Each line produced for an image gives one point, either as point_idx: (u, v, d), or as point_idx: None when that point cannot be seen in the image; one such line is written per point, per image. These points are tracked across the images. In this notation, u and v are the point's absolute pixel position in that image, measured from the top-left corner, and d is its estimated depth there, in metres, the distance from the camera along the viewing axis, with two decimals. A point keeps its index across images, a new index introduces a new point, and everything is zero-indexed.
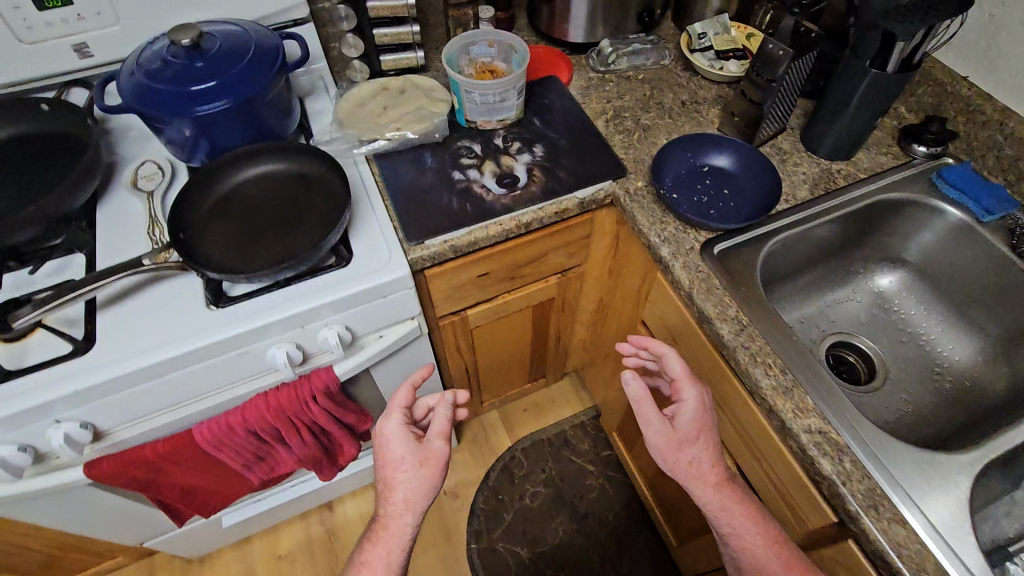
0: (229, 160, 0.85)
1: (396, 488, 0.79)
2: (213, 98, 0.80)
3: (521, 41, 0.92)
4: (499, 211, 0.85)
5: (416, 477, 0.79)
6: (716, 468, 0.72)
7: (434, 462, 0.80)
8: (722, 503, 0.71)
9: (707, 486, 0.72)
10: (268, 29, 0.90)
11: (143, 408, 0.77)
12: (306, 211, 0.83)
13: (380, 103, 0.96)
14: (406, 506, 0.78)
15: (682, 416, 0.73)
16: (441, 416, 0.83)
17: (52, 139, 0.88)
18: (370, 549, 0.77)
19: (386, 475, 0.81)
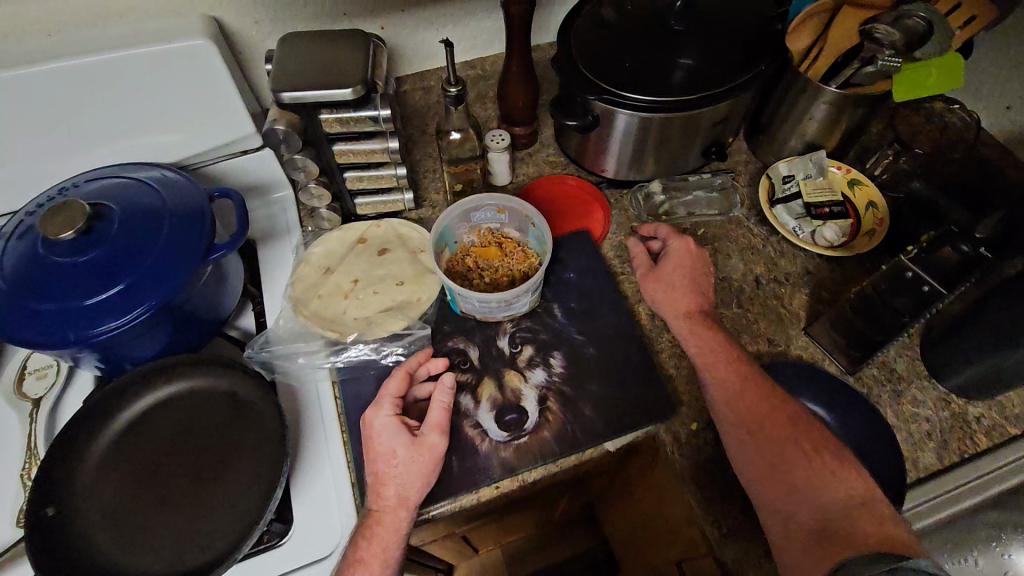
0: (130, 381, 0.62)
1: (387, 494, 0.56)
2: (96, 316, 0.57)
3: (538, 210, 0.67)
4: (494, 471, 0.61)
5: (413, 480, 0.56)
6: (763, 411, 0.58)
7: (431, 451, 0.57)
8: (774, 461, 0.55)
9: (677, 314, 0.67)
10: (198, 188, 0.66)
11: None
12: (231, 463, 0.61)
13: (349, 275, 0.73)
14: (403, 500, 0.56)
15: (669, 259, 0.71)
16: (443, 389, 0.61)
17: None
18: (354, 557, 0.54)
19: (372, 475, 0.57)
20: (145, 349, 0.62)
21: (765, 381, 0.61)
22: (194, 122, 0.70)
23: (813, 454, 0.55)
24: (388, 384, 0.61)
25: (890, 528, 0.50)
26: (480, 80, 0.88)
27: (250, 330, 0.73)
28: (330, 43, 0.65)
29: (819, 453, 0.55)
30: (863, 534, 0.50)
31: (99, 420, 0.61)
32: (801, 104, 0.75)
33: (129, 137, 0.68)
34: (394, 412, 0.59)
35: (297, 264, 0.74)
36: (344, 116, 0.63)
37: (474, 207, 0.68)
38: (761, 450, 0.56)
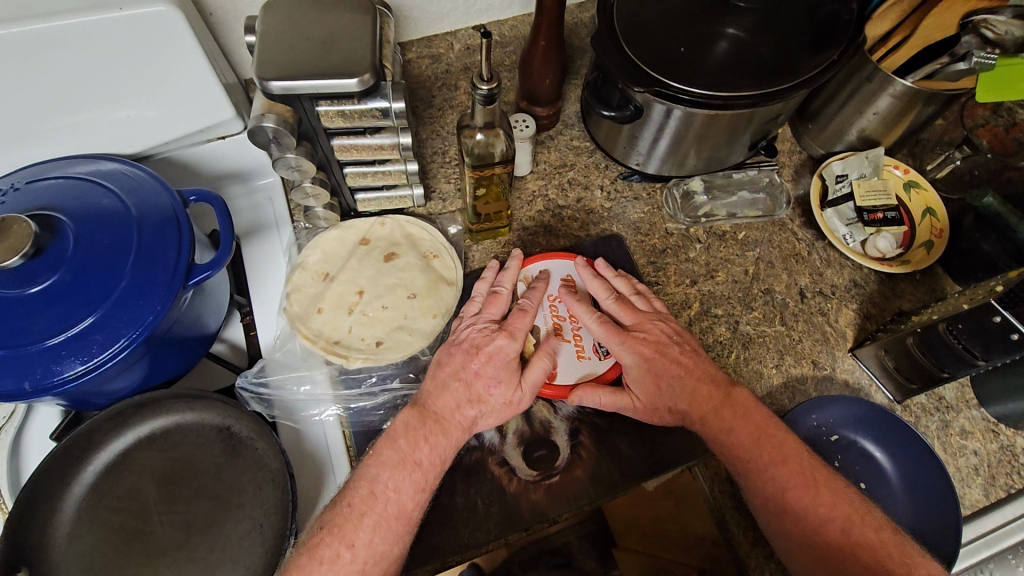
0: (104, 419, 0.54)
1: (467, 415, 0.55)
2: (61, 359, 0.48)
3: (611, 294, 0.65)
4: (524, 515, 0.56)
5: (491, 414, 0.55)
6: (704, 399, 0.56)
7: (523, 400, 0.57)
8: (736, 443, 0.54)
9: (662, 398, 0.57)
10: (173, 193, 0.55)
11: None
12: (226, 514, 0.54)
13: (351, 285, 0.64)
14: (471, 424, 0.55)
15: (645, 382, 0.57)
16: (570, 330, 0.63)
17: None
18: (409, 459, 0.51)
19: (460, 391, 0.55)
20: (123, 384, 0.54)
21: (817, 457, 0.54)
22: (160, 105, 0.57)
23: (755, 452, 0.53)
24: (523, 319, 0.59)
25: (861, 529, 0.49)
26: (496, 46, 0.76)
27: (238, 343, 0.64)
28: (325, 12, 0.53)
29: (774, 443, 0.53)
30: (832, 536, 0.50)
31: (72, 463, 0.53)
32: (864, 97, 0.67)
33: (78, 123, 0.56)
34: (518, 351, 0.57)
35: (291, 270, 0.65)
36: (347, 109, 0.52)
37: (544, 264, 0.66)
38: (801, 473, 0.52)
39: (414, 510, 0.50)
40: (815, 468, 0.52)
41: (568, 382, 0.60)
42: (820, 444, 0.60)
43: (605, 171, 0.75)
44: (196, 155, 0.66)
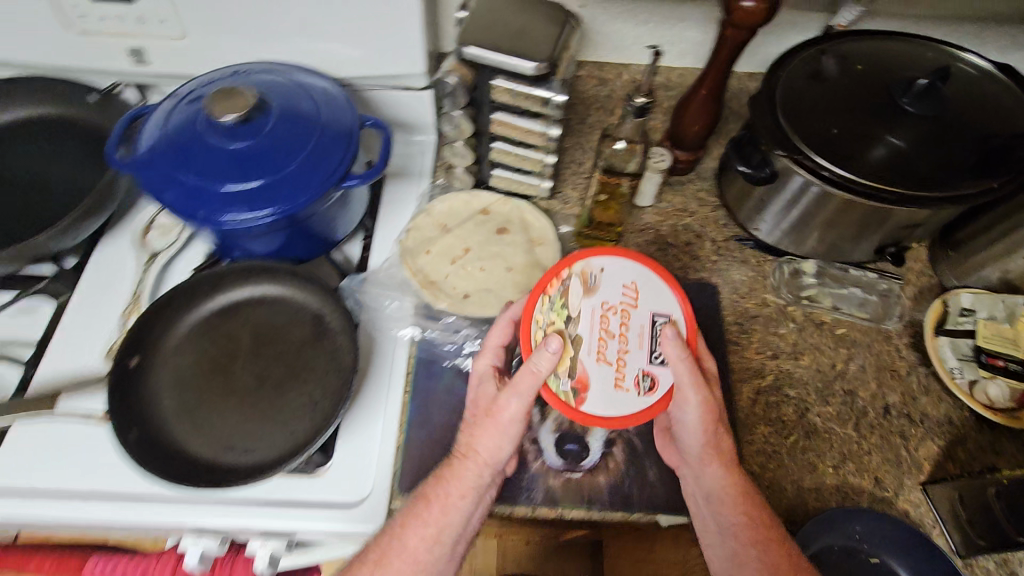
0: (234, 269, 0.64)
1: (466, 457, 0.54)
2: (229, 203, 0.59)
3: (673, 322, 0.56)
4: (536, 494, 0.58)
5: (486, 434, 0.54)
6: (723, 446, 0.56)
7: (512, 419, 0.54)
8: (731, 507, 0.54)
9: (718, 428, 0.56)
10: (357, 114, 0.66)
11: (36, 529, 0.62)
12: (291, 382, 0.61)
13: (460, 242, 0.71)
14: (470, 452, 0.54)
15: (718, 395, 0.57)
16: (615, 351, 0.55)
17: (88, 141, 0.75)
18: (421, 499, 0.54)
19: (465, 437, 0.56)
20: (259, 246, 0.64)
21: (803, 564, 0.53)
22: (360, 48, 0.69)
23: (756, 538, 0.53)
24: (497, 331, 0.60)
25: None
26: (659, 88, 0.82)
27: (352, 258, 0.73)
28: (527, 10, 0.62)
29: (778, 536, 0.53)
30: None
31: (198, 293, 0.64)
32: (1017, 238, 0.64)
33: (298, 45, 0.69)
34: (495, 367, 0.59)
35: (418, 213, 0.73)
36: (518, 89, 0.60)
37: (607, 263, 0.57)
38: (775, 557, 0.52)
39: (419, 551, 0.53)
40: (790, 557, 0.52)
41: (596, 414, 0.53)
42: (854, 559, 0.56)
43: (723, 228, 0.77)
44: (381, 98, 0.77)
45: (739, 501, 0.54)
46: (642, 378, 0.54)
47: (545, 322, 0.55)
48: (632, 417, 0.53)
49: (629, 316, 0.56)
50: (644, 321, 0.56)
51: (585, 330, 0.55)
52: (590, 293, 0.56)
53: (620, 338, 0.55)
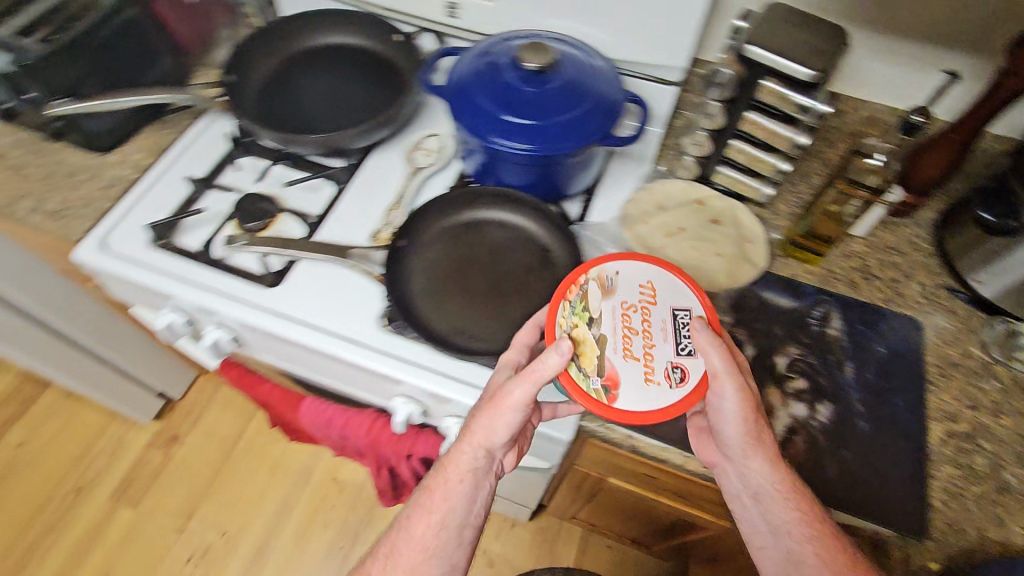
0: (488, 193, 0.76)
1: (462, 452, 0.61)
2: (512, 132, 0.70)
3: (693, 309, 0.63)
4: (715, 452, 0.62)
5: (483, 415, 0.59)
6: (766, 446, 0.58)
7: (512, 412, 0.58)
8: (779, 499, 0.58)
9: (761, 428, 0.59)
10: (623, 87, 0.75)
11: (282, 356, 0.77)
12: (516, 296, 0.70)
13: (676, 222, 0.77)
14: (467, 435, 0.60)
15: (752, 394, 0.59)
16: (641, 347, 0.60)
17: (379, 71, 0.92)
18: (420, 500, 0.63)
19: (464, 428, 0.61)
20: (514, 176, 0.76)
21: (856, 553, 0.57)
22: (627, 36, 0.79)
23: (812, 529, 0.57)
24: (525, 332, 0.63)
25: None
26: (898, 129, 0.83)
27: (569, 216, 0.81)
28: (807, 26, 0.66)
29: (827, 526, 0.57)
30: None
31: (456, 205, 0.76)
32: None
33: (574, 25, 0.81)
34: (517, 364, 0.62)
35: (639, 189, 0.81)
36: (783, 92, 0.66)
37: (621, 267, 0.64)
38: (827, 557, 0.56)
39: (428, 539, 0.61)
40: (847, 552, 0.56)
41: (632, 408, 0.57)
42: None
43: (935, 274, 0.77)
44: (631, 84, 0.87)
45: (785, 492, 0.58)
46: (672, 371, 0.59)
47: (568, 324, 0.60)
48: (654, 415, 0.57)
49: (649, 312, 0.62)
50: (666, 314, 0.62)
51: (608, 327, 0.61)
52: (609, 294, 0.62)
53: (644, 335, 0.61)
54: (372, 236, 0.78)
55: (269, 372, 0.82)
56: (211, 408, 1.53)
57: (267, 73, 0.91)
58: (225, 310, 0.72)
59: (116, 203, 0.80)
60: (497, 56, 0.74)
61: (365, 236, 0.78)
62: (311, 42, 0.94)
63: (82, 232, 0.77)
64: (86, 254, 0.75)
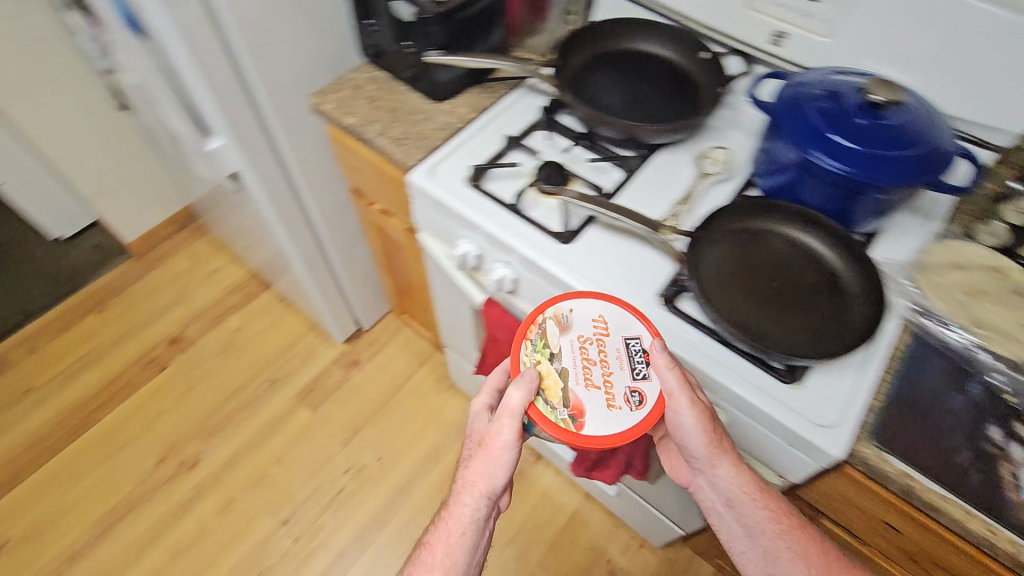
0: (784, 206, 0.79)
1: (465, 504, 0.75)
2: (839, 151, 0.72)
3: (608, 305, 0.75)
4: (1003, 514, 0.61)
5: (485, 471, 0.74)
6: (727, 454, 0.71)
7: (504, 446, 0.73)
8: (749, 502, 0.72)
9: (723, 451, 0.71)
10: (954, 138, 0.75)
11: None
12: (801, 308, 0.73)
13: (974, 282, 0.74)
14: (467, 485, 0.75)
15: (705, 407, 0.70)
16: (600, 375, 0.73)
17: (675, 80, 0.97)
18: (430, 559, 0.75)
19: (466, 482, 0.76)
20: (815, 195, 0.78)
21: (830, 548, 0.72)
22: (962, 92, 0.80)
23: (781, 525, 0.71)
24: (495, 376, 0.83)
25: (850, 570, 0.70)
26: None
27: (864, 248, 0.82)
28: None
29: (788, 516, 0.72)
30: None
31: (749, 211, 0.80)
32: None
33: (904, 72, 0.83)
34: (488, 403, 0.81)
35: (937, 243, 0.79)
36: None
37: (576, 306, 0.76)
38: (800, 556, 0.71)
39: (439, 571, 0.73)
40: (824, 549, 0.71)
41: (590, 434, 0.69)
42: None
43: None
44: None
45: (753, 494, 0.72)
46: (630, 395, 0.72)
47: (531, 360, 0.73)
48: (625, 433, 0.69)
49: (604, 343, 0.74)
50: (620, 344, 0.74)
51: (567, 362, 0.73)
52: (565, 330, 0.74)
53: (602, 364, 0.73)
54: (660, 216, 0.86)
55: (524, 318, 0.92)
56: (392, 345, 1.71)
57: (581, 64, 1.00)
58: (525, 250, 0.82)
59: (445, 143, 0.93)
60: (808, 87, 0.79)
61: (660, 215, 0.85)
62: (620, 45, 1.01)
63: (417, 159, 0.91)
64: (419, 178, 0.89)
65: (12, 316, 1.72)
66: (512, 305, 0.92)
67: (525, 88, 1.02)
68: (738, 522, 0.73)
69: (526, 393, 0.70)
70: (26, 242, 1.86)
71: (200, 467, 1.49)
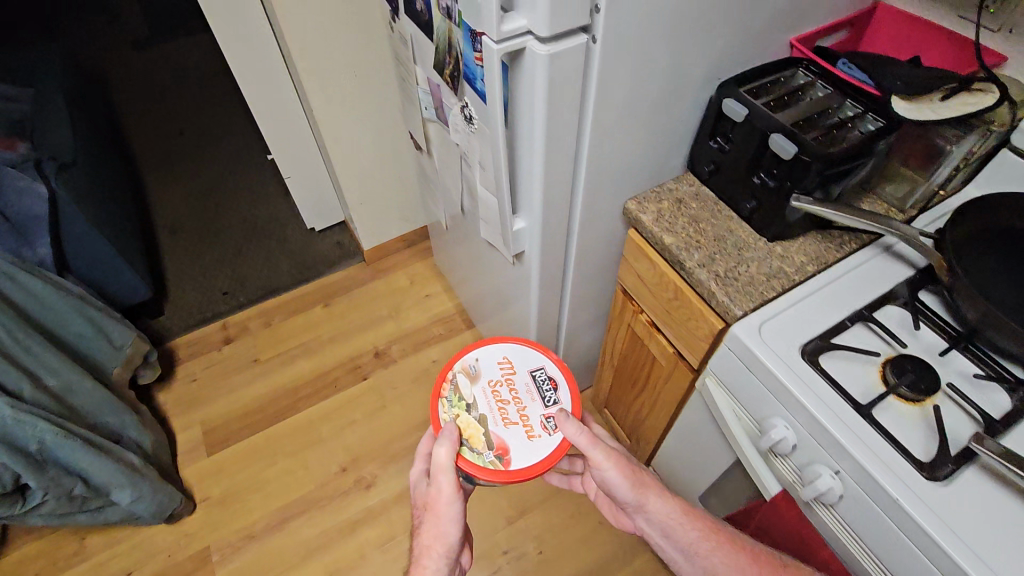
0: None
1: (425, 567, 0.81)
2: None
3: (500, 345, 0.97)
4: None
5: (431, 528, 0.82)
6: (646, 482, 0.83)
7: (448, 500, 0.81)
8: (683, 524, 0.81)
9: (644, 488, 0.82)
10: None
11: (876, 543, 0.69)
12: None
13: None
14: (427, 547, 0.82)
15: (613, 457, 0.81)
16: (517, 413, 0.89)
17: None
18: None
19: (422, 550, 0.82)
20: None
21: (776, 559, 0.77)
22: None
23: (711, 542, 0.80)
24: (426, 442, 0.97)
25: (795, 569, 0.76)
26: None
27: None
28: None
29: (718, 532, 0.81)
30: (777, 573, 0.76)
31: None
32: None
33: None
34: (423, 469, 0.95)
35: None
36: None
37: (480, 354, 0.96)
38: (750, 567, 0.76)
39: None
40: (768, 557, 0.77)
41: (518, 467, 0.83)
42: None
43: None
44: None
45: (681, 518, 0.82)
46: (545, 422, 0.88)
47: (451, 413, 0.88)
48: (546, 461, 0.83)
49: (513, 380, 0.93)
50: (528, 379, 0.93)
51: (483, 407, 0.89)
52: (475, 378, 0.92)
53: (516, 402, 0.90)
54: None
55: (825, 534, 0.75)
56: None
57: (965, 231, 0.79)
58: (880, 475, 0.66)
59: (779, 296, 0.82)
60: None
61: None
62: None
63: (745, 309, 0.80)
64: (745, 334, 0.78)
65: (261, 288, 1.93)
66: (810, 513, 0.76)
67: (882, 248, 0.87)
68: (679, 539, 0.81)
69: (451, 443, 0.81)
70: (287, 224, 2.09)
71: (376, 490, 1.52)
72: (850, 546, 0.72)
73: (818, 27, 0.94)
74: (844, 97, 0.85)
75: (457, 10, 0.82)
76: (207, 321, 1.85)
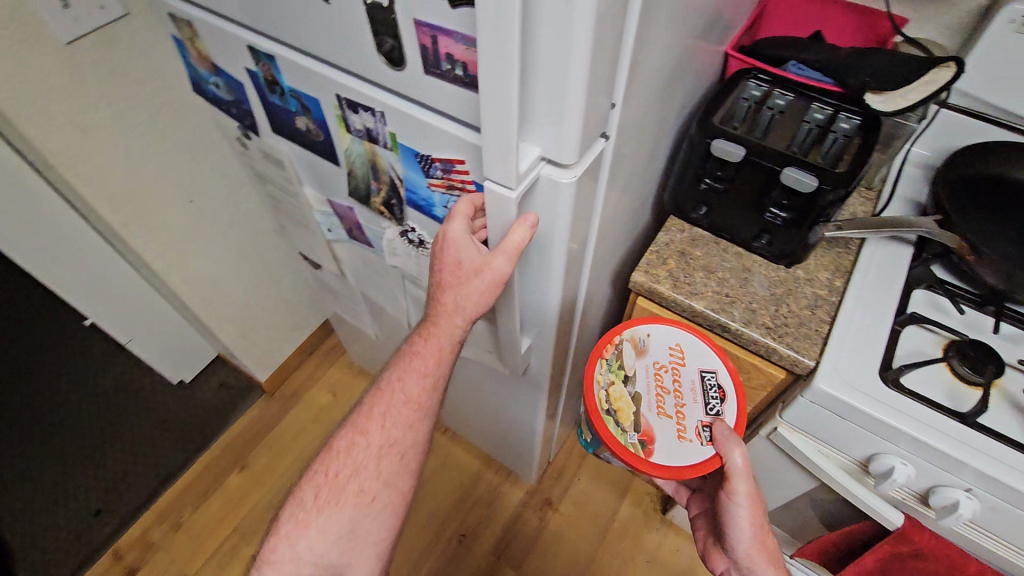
0: None
1: (456, 326, 0.63)
2: None
3: (679, 330, 0.77)
4: None
5: (467, 303, 0.61)
6: (765, 540, 0.73)
7: (494, 278, 0.58)
8: None
9: (761, 547, 0.73)
10: None
11: (1008, 530, 0.70)
12: None
13: None
14: (455, 309, 0.61)
15: (752, 496, 0.71)
16: (672, 404, 0.72)
17: None
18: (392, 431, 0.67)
19: (446, 301, 0.62)
20: None
21: None
22: None
23: None
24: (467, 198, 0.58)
25: None
26: None
27: None
28: None
29: None
30: None
31: None
32: None
33: None
34: (468, 230, 0.58)
35: None
36: None
37: (656, 328, 0.77)
38: None
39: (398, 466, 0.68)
40: None
41: (660, 462, 0.68)
42: None
43: None
44: None
45: None
46: (700, 431, 0.70)
47: (603, 380, 0.73)
48: (690, 468, 0.67)
49: (679, 373, 0.74)
50: (695, 376, 0.74)
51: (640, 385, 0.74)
52: (641, 354, 0.75)
53: (676, 393, 0.73)
54: None
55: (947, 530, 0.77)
56: (584, 475, 1.53)
57: (942, 191, 0.81)
58: (1012, 483, 0.65)
59: (834, 326, 0.77)
60: None
61: None
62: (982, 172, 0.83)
63: (815, 358, 0.75)
64: (831, 384, 0.71)
65: (149, 481, 1.48)
66: (928, 517, 0.77)
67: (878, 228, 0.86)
68: None
69: (516, 238, 0.55)
70: (142, 387, 1.63)
71: None
72: (977, 536, 0.75)
73: (740, 29, 0.88)
74: (808, 100, 0.80)
75: (388, 132, 0.59)
76: (89, 564, 1.37)
